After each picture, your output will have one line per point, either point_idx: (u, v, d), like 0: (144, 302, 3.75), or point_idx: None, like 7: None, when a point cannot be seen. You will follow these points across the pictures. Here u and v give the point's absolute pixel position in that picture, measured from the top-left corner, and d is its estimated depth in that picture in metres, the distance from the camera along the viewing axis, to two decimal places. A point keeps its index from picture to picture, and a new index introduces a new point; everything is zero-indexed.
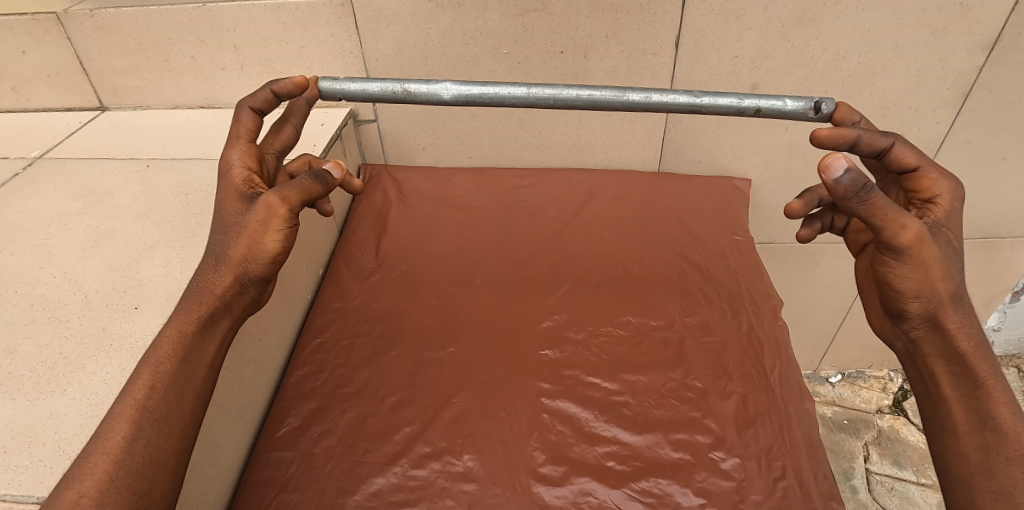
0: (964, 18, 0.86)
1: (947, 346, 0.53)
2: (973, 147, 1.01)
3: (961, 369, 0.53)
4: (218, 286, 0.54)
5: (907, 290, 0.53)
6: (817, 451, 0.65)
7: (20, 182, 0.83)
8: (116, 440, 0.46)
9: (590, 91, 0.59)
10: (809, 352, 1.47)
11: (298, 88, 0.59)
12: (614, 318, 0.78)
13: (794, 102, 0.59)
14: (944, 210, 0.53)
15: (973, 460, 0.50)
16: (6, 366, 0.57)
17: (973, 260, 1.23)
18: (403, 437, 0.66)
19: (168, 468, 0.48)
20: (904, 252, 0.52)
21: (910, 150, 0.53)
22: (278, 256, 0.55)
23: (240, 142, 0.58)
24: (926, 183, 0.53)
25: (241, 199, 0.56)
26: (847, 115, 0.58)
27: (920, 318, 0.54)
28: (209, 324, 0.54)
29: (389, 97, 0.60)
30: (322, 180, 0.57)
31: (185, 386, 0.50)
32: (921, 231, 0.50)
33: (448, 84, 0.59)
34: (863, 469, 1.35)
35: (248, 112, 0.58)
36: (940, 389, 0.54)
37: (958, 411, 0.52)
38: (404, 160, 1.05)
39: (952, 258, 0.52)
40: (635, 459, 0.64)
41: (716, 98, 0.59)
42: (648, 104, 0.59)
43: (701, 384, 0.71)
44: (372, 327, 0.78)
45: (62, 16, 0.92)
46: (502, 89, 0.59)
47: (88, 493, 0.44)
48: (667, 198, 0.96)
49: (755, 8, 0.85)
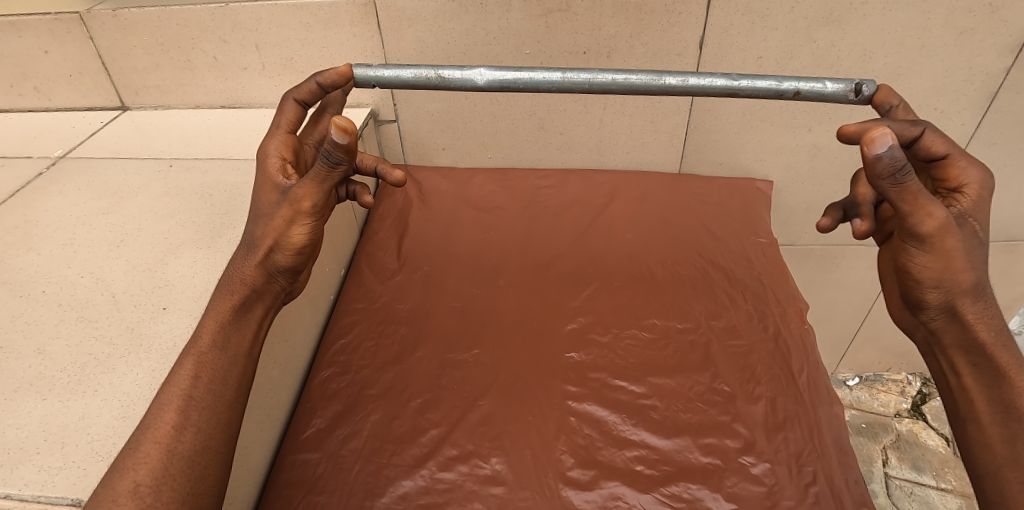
0: (993, 18, 0.84)
1: (966, 337, 0.51)
2: (998, 149, 1.00)
3: (982, 360, 0.51)
4: (248, 274, 0.54)
5: (925, 280, 0.51)
6: (848, 456, 0.65)
7: (43, 182, 0.83)
8: (166, 429, 0.47)
9: (626, 74, 0.57)
10: (827, 355, 1.46)
11: (342, 79, 0.59)
12: (639, 320, 0.78)
13: (835, 83, 0.57)
14: (971, 199, 0.50)
15: (999, 452, 0.49)
16: (35, 367, 0.57)
17: (996, 263, 1.21)
18: (429, 439, 0.66)
19: (217, 456, 0.49)
20: (926, 241, 0.49)
21: (939, 138, 0.51)
22: (305, 249, 0.55)
23: (279, 132, 0.58)
24: (954, 171, 0.51)
25: (275, 189, 0.55)
26: (888, 97, 0.57)
27: (938, 309, 0.52)
28: (244, 312, 0.55)
29: (423, 83, 0.59)
30: (334, 160, 0.50)
31: (227, 374, 0.51)
32: (946, 219, 0.48)
33: (482, 69, 0.57)
34: (881, 472, 1.34)
35: (292, 104, 0.59)
36: (960, 380, 0.52)
37: (979, 401, 0.51)
38: (424, 161, 1.05)
39: (975, 249, 0.49)
40: (664, 463, 0.63)
41: (754, 80, 0.57)
42: (685, 87, 0.57)
43: (729, 388, 0.70)
44: (396, 329, 0.78)
45: (84, 15, 0.92)
46: (537, 73, 0.57)
47: (144, 481, 0.45)
48: (690, 199, 0.95)
49: (782, 8, 0.85)
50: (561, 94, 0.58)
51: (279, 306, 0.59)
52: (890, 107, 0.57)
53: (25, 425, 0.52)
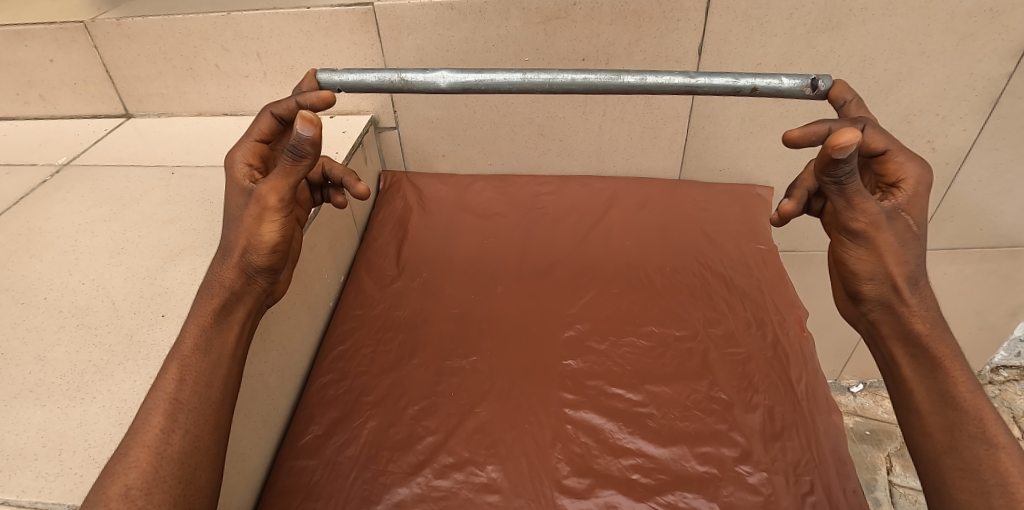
0: (994, 23, 0.84)
1: (903, 328, 0.51)
2: (1002, 154, 0.99)
3: (917, 350, 0.50)
4: (225, 277, 0.55)
5: (861, 272, 0.52)
6: (846, 466, 0.64)
7: (47, 189, 0.84)
8: (154, 432, 0.47)
9: (585, 75, 0.57)
10: (831, 361, 1.44)
11: (323, 103, 0.55)
12: (637, 327, 0.78)
13: (791, 79, 0.56)
14: (907, 194, 0.50)
15: (938, 440, 0.48)
16: (35, 373, 0.57)
17: (1000, 269, 1.20)
18: (425, 446, 0.66)
19: (208, 457, 0.49)
20: (861, 236, 0.50)
21: (879, 134, 0.50)
22: (278, 246, 0.56)
23: (247, 140, 0.58)
24: (892, 166, 0.51)
25: (241, 193, 0.56)
26: (842, 93, 0.56)
27: (875, 301, 0.52)
28: (225, 315, 0.55)
29: (386, 87, 0.59)
30: (301, 153, 0.51)
31: (212, 376, 0.52)
32: (878, 214, 0.49)
33: (445, 73, 0.58)
34: (885, 481, 1.33)
35: (268, 116, 0.57)
36: (900, 370, 0.52)
37: (919, 391, 0.50)
38: (424, 168, 1.06)
39: (909, 243, 0.50)
40: (660, 472, 0.63)
41: (712, 77, 0.57)
42: (642, 85, 0.58)
43: (726, 396, 0.70)
44: (394, 335, 0.78)
45: (88, 24, 0.94)
46: (498, 75, 0.57)
47: (135, 485, 0.45)
48: (689, 205, 0.95)
49: (780, 14, 0.84)
50: (522, 94, 0.58)
51: (259, 310, 0.59)
52: (844, 102, 0.56)
53: (24, 432, 0.52)
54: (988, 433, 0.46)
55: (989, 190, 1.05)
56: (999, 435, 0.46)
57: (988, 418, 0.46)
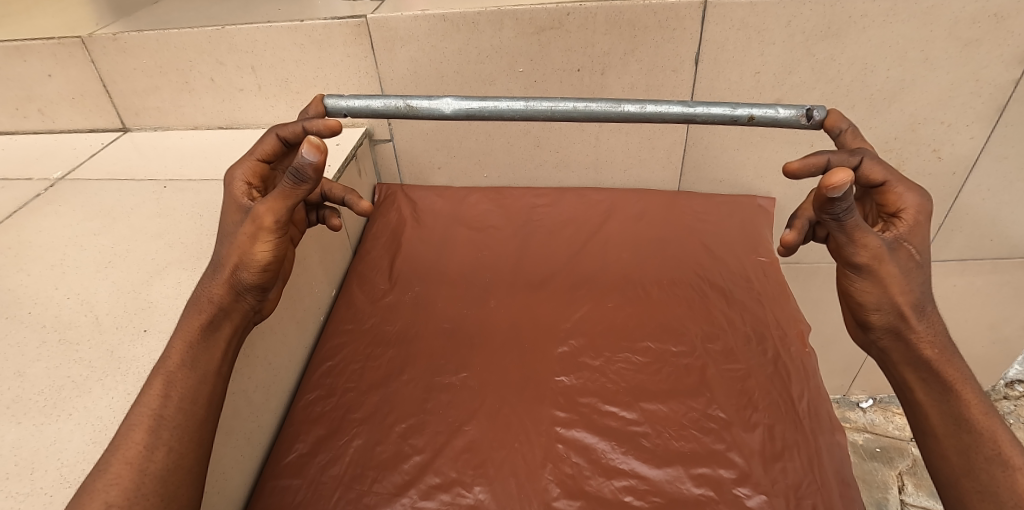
0: (999, 29, 0.82)
1: (912, 355, 0.49)
2: (1011, 162, 0.96)
3: (929, 375, 0.48)
4: (214, 292, 0.54)
5: (867, 302, 0.49)
6: (850, 489, 0.61)
7: (40, 202, 0.84)
8: (137, 448, 0.46)
9: (587, 103, 0.57)
10: (840, 375, 1.40)
11: (328, 131, 0.54)
12: (632, 343, 0.75)
13: (786, 109, 0.57)
14: (908, 225, 0.49)
15: (954, 463, 0.46)
16: (13, 389, 0.56)
17: (1013, 280, 1.16)
18: (411, 466, 0.64)
19: (191, 474, 0.48)
20: (865, 269, 0.48)
21: (877, 164, 0.49)
22: (270, 265, 0.55)
23: (249, 159, 0.57)
24: (891, 197, 0.49)
25: (239, 210, 0.55)
26: (837, 121, 0.56)
27: (883, 328, 0.50)
28: (212, 331, 0.53)
29: (392, 112, 0.59)
30: (302, 177, 0.50)
31: (197, 392, 0.50)
32: (880, 247, 0.47)
33: (449, 99, 0.58)
34: (898, 500, 1.28)
35: (273, 139, 0.57)
36: (913, 394, 0.50)
37: (933, 415, 0.48)
38: (421, 180, 1.05)
39: (912, 273, 0.48)
40: (654, 494, 0.61)
41: (710, 106, 0.57)
42: (643, 115, 0.57)
43: (724, 415, 0.67)
44: (384, 351, 0.76)
45: (86, 39, 0.94)
46: (501, 102, 0.58)
47: (116, 502, 0.44)
48: (689, 217, 0.93)
49: (778, 22, 0.82)
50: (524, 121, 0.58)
51: (245, 328, 0.57)
52: (840, 131, 0.56)
53: None
54: (1004, 454, 0.44)
55: (999, 199, 1.02)
56: (1014, 455, 0.44)
57: (1004, 440, 0.45)
